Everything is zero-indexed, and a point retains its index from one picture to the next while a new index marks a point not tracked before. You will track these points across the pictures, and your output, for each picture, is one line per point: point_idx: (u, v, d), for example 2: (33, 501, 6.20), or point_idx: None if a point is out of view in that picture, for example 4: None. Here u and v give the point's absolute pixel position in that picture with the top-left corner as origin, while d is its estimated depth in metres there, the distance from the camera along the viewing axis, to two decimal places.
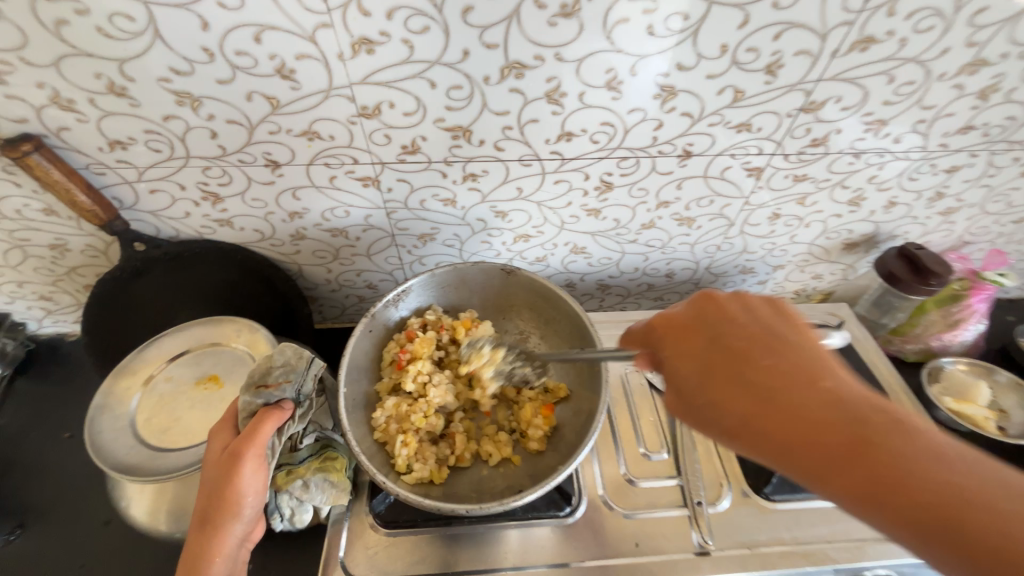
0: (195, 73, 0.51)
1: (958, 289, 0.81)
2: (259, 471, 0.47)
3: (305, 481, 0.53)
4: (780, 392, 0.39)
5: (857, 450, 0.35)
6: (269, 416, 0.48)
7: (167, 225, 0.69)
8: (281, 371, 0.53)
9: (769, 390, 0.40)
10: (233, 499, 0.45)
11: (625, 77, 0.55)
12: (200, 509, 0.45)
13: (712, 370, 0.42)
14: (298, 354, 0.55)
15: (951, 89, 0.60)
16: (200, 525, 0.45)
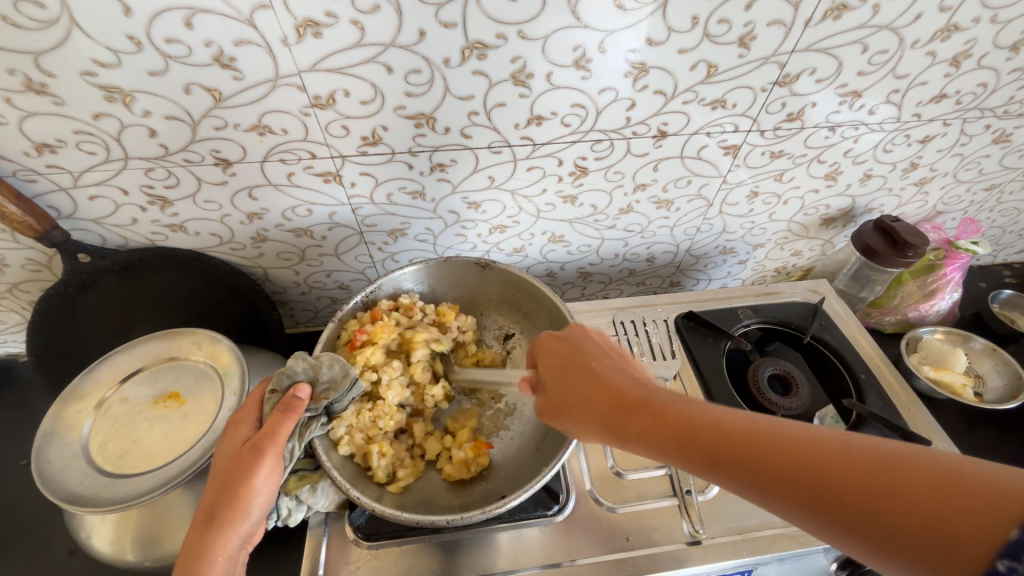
0: (124, 65, 0.47)
1: (933, 259, 0.81)
2: (274, 473, 0.45)
3: (315, 484, 0.52)
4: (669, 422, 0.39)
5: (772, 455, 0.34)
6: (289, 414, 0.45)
7: (113, 233, 0.64)
8: (325, 388, 0.52)
9: (665, 420, 0.39)
10: (245, 498, 0.43)
11: (594, 55, 0.52)
12: (206, 504, 0.43)
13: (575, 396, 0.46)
14: (344, 372, 0.52)
15: (924, 57, 0.58)
16: (204, 521, 0.42)
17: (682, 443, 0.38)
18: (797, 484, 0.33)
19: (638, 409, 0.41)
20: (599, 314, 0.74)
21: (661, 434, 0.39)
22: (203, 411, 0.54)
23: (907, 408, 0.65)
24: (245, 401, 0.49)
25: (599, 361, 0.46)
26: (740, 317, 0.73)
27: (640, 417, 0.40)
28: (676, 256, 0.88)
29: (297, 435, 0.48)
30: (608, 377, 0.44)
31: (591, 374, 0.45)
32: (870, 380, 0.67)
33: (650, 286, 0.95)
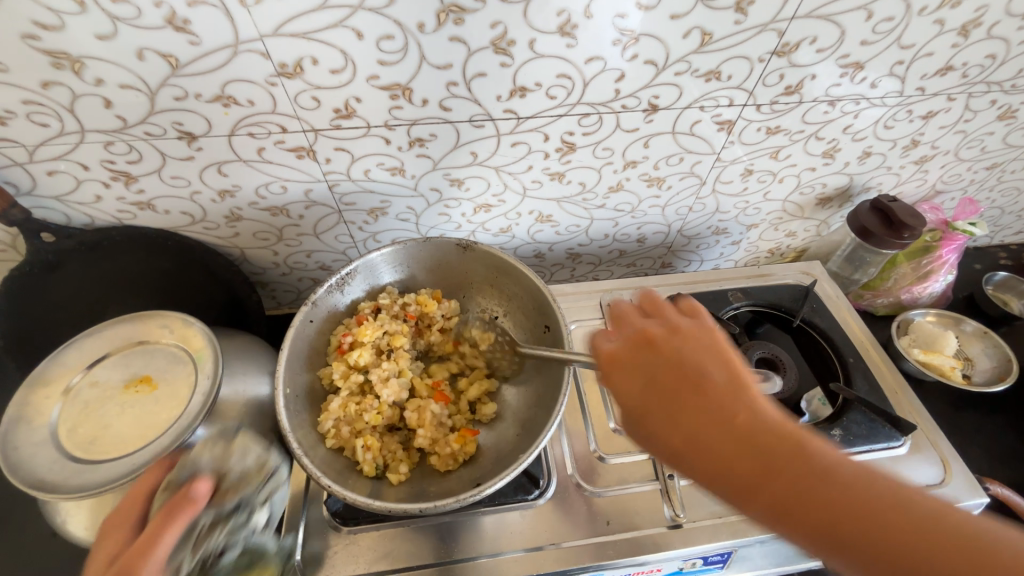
0: (68, 27, 0.43)
1: (929, 241, 0.80)
2: None
3: None
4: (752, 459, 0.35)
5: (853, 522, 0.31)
6: (178, 509, 0.40)
7: (78, 211, 0.61)
8: (233, 476, 0.47)
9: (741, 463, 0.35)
10: None
11: (580, 20, 0.49)
12: None
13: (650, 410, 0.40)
14: (257, 465, 0.51)
15: (931, 26, 0.55)
16: None
17: (771, 502, 0.34)
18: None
19: (768, 456, 0.35)
20: (587, 296, 0.72)
21: (794, 489, 0.33)
22: (176, 395, 0.53)
23: (893, 391, 0.64)
24: (125, 502, 0.44)
25: (714, 387, 0.39)
26: (730, 300, 0.72)
27: (766, 465, 0.34)
28: (667, 236, 0.85)
29: (188, 544, 0.41)
30: (707, 409, 0.37)
31: (699, 402, 0.38)
32: (858, 363, 0.66)
33: (641, 267, 0.93)
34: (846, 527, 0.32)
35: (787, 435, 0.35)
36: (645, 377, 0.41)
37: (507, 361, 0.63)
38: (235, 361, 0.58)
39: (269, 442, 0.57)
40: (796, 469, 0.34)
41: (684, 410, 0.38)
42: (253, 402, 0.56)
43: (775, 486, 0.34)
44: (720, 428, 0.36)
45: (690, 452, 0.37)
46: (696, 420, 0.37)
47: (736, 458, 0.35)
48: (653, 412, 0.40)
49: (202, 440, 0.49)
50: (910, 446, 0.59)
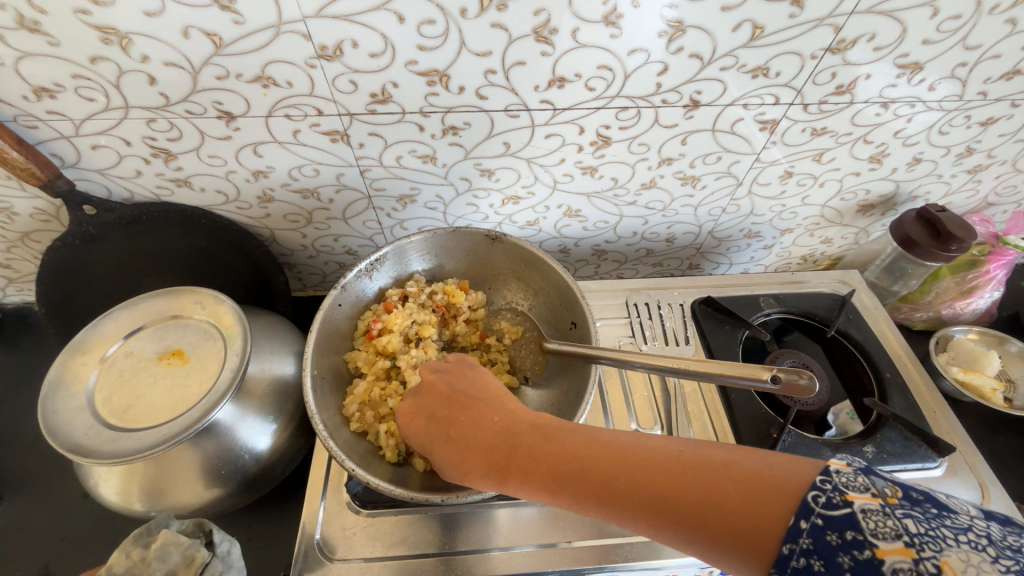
0: (118, 3, 0.43)
1: (976, 255, 0.76)
2: None
3: None
4: (517, 453, 0.41)
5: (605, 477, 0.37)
6: None
7: (119, 185, 0.63)
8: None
9: (512, 457, 0.41)
10: None
11: (626, 10, 0.47)
12: None
13: (431, 443, 0.45)
14: (186, 562, 0.48)
15: (1002, 26, 0.52)
16: None
17: (552, 485, 0.39)
18: (639, 507, 0.35)
19: (505, 454, 0.41)
20: (612, 294, 0.71)
21: (539, 482, 0.39)
22: (207, 370, 0.55)
23: (931, 410, 0.62)
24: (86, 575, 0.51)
25: (440, 416, 0.46)
26: (761, 306, 0.70)
27: (506, 461, 0.41)
28: (697, 237, 0.83)
29: None
30: (475, 427, 0.44)
31: (460, 437, 0.44)
32: (895, 379, 0.63)
33: (668, 268, 0.91)
34: (570, 489, 0.38)
35: (513, 431, 0.42)
36: (429, 416, 0.46)
37: (530, 358, 0.61)
38: (263, 340, 0.59)
39: (293, 421, 0.59)
40: (554, 451, 0.40)
41: (442, 441, 0.44)
42: (277, 382, 0.57)
43: (521, 479, 0.40)
44: (473, 445, 0.43)
45: (463, 477, 0.43)
46: (452, 447, 0.44)
47: (486, 466, 0.42)
48: (437, 445, 0.45)
49: (123, 545, 0.49)
50: (947, 468, 0.56)
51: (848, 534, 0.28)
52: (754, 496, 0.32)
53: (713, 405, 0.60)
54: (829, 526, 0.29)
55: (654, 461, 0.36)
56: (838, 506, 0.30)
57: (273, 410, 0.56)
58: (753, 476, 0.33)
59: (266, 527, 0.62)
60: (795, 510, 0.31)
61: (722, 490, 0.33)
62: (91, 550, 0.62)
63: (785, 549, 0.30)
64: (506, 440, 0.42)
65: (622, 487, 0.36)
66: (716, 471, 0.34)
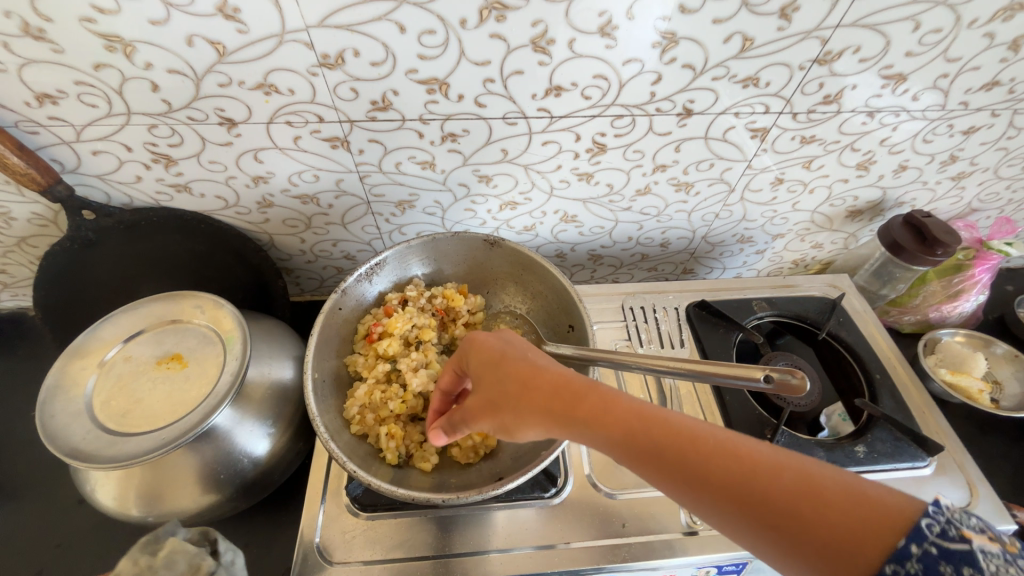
0: (124, 12, 0.44)
1: (961, 259, 0.78)
2: None
3: None
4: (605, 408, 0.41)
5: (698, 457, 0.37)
6: None
7: (118, 190, 0.63)
8: None
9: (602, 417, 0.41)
10: None
11: (621, 22, 0.49)
12: None
13: (509, 385, 0.44)
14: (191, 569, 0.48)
15: (980, 39, 0.54)
16: None
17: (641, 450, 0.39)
18: (729, 491, 0.36)
19: (586, 409, 0.41)
20: (608, 297, 0.72)
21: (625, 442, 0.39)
22: (206, 374, 0.55)
23: (920, 410, 0.63)
24: None
25: (515, 357, 0.46)
26: (754, 309, 0.71)
27: (585, 416, 0.41)
28: (691, 242, 0.85)
29: None
30: (563, 380, 0.43)
31: (546, 383, 0.43)
32: (884, 381, 0.65)
33: (662, 272, 0.93)
34: (650, 453, 0.39)
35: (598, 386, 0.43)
36: (507, 362, 0.46)
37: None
38: (262, 345, 0.59)
39: (292, 425, 0.59)
40: (647, 420, 0.40)
41: (509, 382, 0.45)
42: (276, 386, 0.58)
43: (605, 434, 0.40)
44: (548, 389, 0.43)
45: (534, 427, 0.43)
46: (525, 385, 0.44)
47: (558, 412, 0.42)
48: (514, 387, 0.44)
49: (129, 554, 0.49)
50: (935, 468, 0.58)
51: (963, 567, 0.30)
52: (856, 512, 0.34)
53: (708, 407, 0.61)
54: (944, 557, 0.31)
55: (754, 450, 0.37)
56: (956, 540, 0.31)
57: (272, 415, 0.57)
58: (857, 492, 0.34)
59: (265, 531, 0.62)
60: (905, 534, 0.32)
61: (825, 497, 0.34)
62: (86, 556, 0.62)
63: (887, 567, 0.32)
64: (589, 392, 0.42)
65: (713, 467, 0.37)
66: (817, 475, 0.35)
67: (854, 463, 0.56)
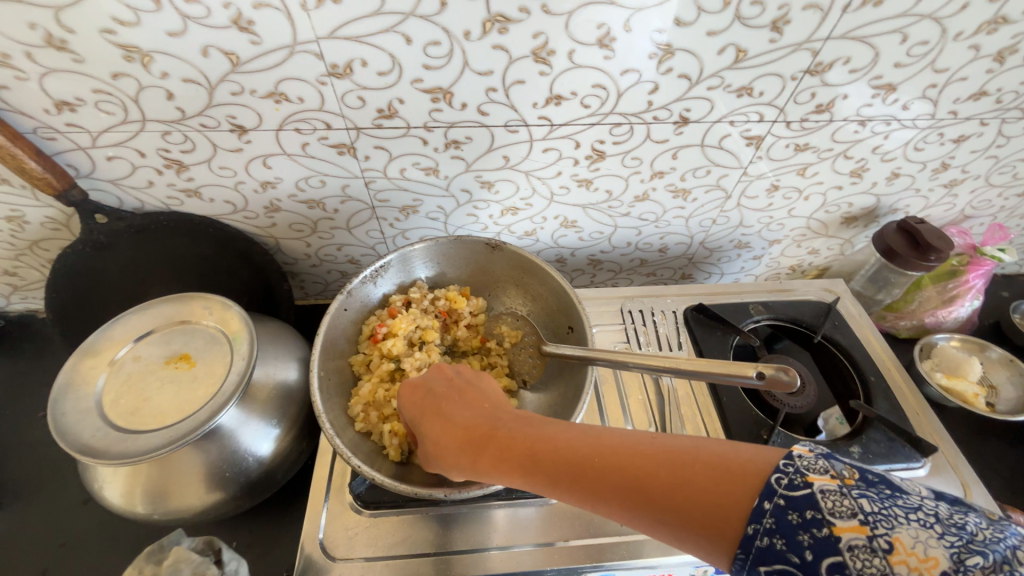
0: (143, 23, 0.46)
1: (955, 265, 0.79)
2: None
3: None
4: (501, 437, 0.43)
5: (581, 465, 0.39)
6: None
7: (131, 195, 0.65)
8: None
9: (495, 443, 0.43)
10: None
11: (619, 34, 0.51)
12: None
13: (423, 421, 0.48)
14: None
15: (966, 51, 0.56)
16: None
17: (529, 473, 0.41)
18: (614, 492, 0.37)
19: (483, 440, 0.44)
20: (607, 301, 0.73)
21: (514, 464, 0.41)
22: (213, 373, 0.56)
23: (915, 412, 0.64)
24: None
25: (432, 410, 0.48)
26: (751, 313, 0.72)
27: (482, 448, 0.43)
28: (689, 247, 0.86)
29: None
30: (467, 413, 0.46)
31: (450, 418, 0.46)
32: (879, 383, 0.66)
33: (661, 277, 0.94)
34: (538, 471, 0.40)
35: (497, 417, 0.45)
36: (425, 398, 0.49)
37: (528, 361, 0.64)
38: (269, 345, 0.60)
39: (297, 425, 0.60)
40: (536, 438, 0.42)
41: (430, 432, 0.47)
42: (281, 387, 0.59)
43: (499, 459, 0.42)
44: (458, 438, 0.45)
45: (444, 458, 0.45)
46: (439, 432, 0.46)
47: (468, 457, 0.44)
48: (427, 423, 0.48)
49: (138, 560, 0.55)
50: (931, 468, 0.58)
51: (807, 512, 0.30)
52: (722, 479, 0.33)
53: (706, 409, 0.62)
54: (791, 506, 0.31)
55: (629, 445, 0.38)
56: (799, 487, 0.31)
57: (277, 414, 0.58)
58: (721, 460, 0.34)
59: (269, 530, 0.63)
60: (759, 493, 0.32)
61: (694, 476, 0.34)
62: (92, 555, 0.62)
63: (749, 530, 0.31)
64: (490, 430, 0.44)
65: (597, 476, 0.38)
66: (685, 455, 0.36)
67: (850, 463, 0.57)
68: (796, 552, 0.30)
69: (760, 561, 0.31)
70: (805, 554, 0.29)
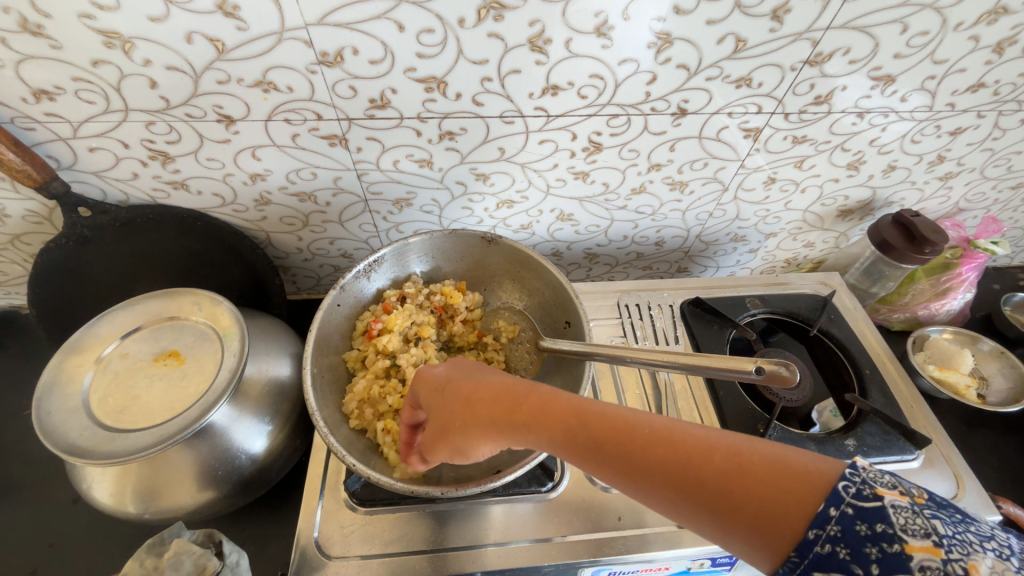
0: (122, 8, 0.44)
1: (949, 258, 0.79)
2: None
3: None
4: (544, 409, 0.41)
5: (632, 445, 0.38)
6: None
7: (114, 187, 0.63)
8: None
9: (540, 416, 0.41)
10: None
11: (617, 22, 0.49)
12: None
13: (456, 395, 0.45)
14: (199, 568, 0.49)
15: (966, 42, 0.55)
16: None
17: (575, 445, 0.40)
18: (663, 475, 0.36)
19: (524, 409, 0.42)
20: (604, 296, 0.73)
21: (560, 437, 0.40)
22: (203, 371, 0.55)
23: (910, 406, 0.64)
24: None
25: (459, 377, 0.47)
26: (747, 307, 0.72)
27: (524, 418, 0.42)
28: (685, 241, 0.86)
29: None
30: (504, 386, 0.44)
31: (487, 389, 0.44)
32: (874, 376, 0.66)
33: (657, 271, 0.93)
34: (587, 446, 0.39)
35: (537, 389, 0.43)
36: (456, 375, 0.47)
37: (525, 357, 0.64)
38: (259, 342, 0.59)
39: (289, 423, 0.59)
40: (583, 409, 0.40)
41: (460, 401, 0.45)
42: (274, 383, 0.58)
43: (541, 429, 0.41)
44: (489, 400, 0.44)
45: (477, 430, 0.43)
46: (474, 401, 0.44)
47: (500, 420, 0.42)
48: (460, 397, 0.45)
49: (137, 554, 0.51)
50: (924, 461, 0.59)
51: (878, 526, 0.30)
52: (788, 482, 0.33)
53: (703, 402, 0.62)
54: (860, 517, 0.31)
55: (685, 432, 0.37)
56: (869, 498, 0.31)
57: (269, 411, 0.57)
58: (781, 459, 0.34)
59: (263, 527, 0.62)
60: (825, 499, 0.32)
61: (752, 472, 0.34)
62: (82, 556, 0.61)
63: (810, 535, 0.31)
64: (528, 393, 0.43)
65: (646, 456, 0.37)
66: (748, 451, 0.35)
67: (845, 456, 0.57)
68: (860, 563, 0.30)
69: (816, 566, 0.31)
70: (871, 566, 0.29)
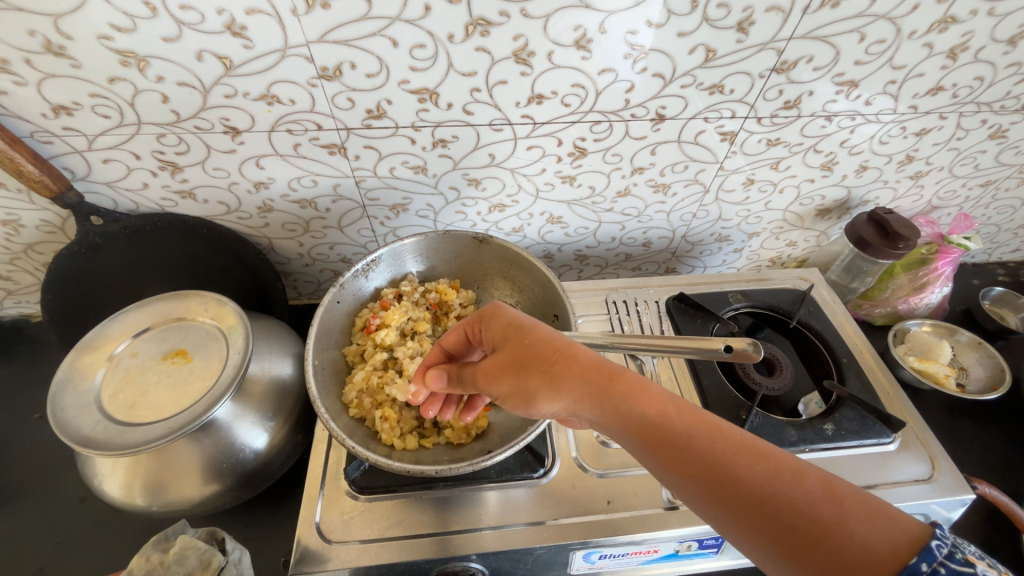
0: (139, 30, 0.48)
1: (925, 254, 0.83)
2: None
3: None
4: (632, 392, 0.43)
5: (718, 455, 0.39)
6: None
7: (125, 197, 0.66)
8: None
9: (628, 403, 0.42)
10: None
11: (594, 35, 0.54)
12: None
13: (539, 347, 0.46)
14: (203, 564, 0.51)
15: (921, 48, 0.59)
16: None
17: (659, 438, 0.41)
18: (745, 490, 0.37)
19: (612, 391, 0.43)
20: (593, 293, 0.76)
21: (645, 427, 0.42)
22: (210, 368, 0.58)
23: (885, 391, 0.67)
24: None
25: (550, 332, 0.47)
26: (730, 301, 0.75)
27: (610, 400, 0.43)
28: (672, 241, 0.89)
29: None
30: (595, 360, 0.45)
31: (576, 353, 0.45)
32: (851, 364, 0.69)
33: (646, 271, 0.97)
34: (670, 445, 0.40)
35: (628, 374, 0.44)
36: (542, 330, 0.47)
37: None
38: (263, 342, 0.62)
39: (291, 421, 0.62)
40: (678, 410, 0.42)
41: (544, 356, 0.45)
42: (277, 380, 0.60)
43: (626, 414, 0.42)
44: (578, 368, 0.44)
45: (558, 387, 0.44)
46: (561, 360, 0.44)
47: (584, 387, 0.43)
48: (544, 348, 0.45)
49: (143, 549, 0.53)
50: (900, 444, 0.61)
51: None
52: (873, 529, 0.34)
53: (687, 391, 0.65)
54: None
55: (775, 452, 0.39)
56: (963, 563, 0.32)
57: (272, 409, 0.59)
58: (866, 506, 0.35)
59: (265, 523, 0.64)
60: (917, 553, 0.33)
61: (837, 511, 0.35)
62: (90, 552, 0.63)
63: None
64: (619, 379, 0.43)
65: (735, 463, 0.38)
66: (835, 491, 0.36)
67: (823, 440, 0.60)
68: None
69: None
70: None
